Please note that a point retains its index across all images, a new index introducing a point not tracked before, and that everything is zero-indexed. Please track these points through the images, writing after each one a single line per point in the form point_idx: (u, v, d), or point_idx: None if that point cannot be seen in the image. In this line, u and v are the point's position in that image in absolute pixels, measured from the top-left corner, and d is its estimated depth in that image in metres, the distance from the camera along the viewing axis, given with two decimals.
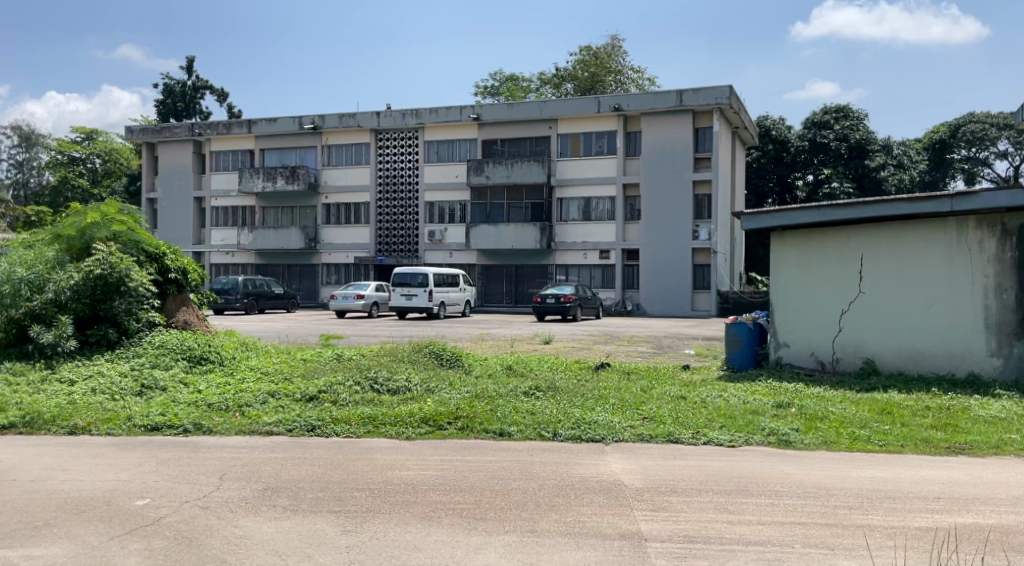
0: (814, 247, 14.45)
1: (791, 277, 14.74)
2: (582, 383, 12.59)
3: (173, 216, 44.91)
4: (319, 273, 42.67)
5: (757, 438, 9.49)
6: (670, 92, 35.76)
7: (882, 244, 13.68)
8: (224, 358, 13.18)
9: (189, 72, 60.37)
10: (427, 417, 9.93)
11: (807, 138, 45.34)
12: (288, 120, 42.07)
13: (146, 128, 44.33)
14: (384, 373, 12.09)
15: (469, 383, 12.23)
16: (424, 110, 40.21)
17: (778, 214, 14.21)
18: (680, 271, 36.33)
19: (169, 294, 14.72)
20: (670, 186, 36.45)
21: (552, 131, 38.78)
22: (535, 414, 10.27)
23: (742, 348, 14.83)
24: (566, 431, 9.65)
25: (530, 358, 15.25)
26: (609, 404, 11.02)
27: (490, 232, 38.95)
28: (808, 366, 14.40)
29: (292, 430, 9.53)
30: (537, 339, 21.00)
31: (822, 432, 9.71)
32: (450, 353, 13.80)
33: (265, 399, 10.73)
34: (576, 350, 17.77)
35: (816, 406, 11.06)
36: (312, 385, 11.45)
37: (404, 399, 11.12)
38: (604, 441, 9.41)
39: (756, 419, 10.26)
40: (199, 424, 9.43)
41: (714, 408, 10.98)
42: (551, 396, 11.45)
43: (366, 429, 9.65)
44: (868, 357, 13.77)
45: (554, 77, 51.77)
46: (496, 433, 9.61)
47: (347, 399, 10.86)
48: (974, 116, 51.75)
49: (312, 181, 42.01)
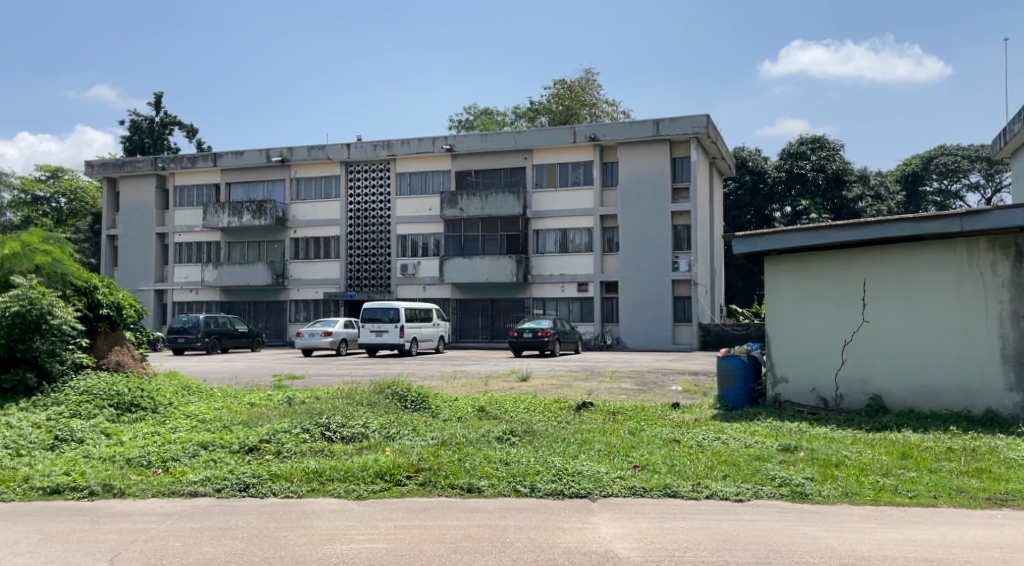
0: (812, 271, 13.11)
1: (788, 303, 13.37)
2: (564, 426, 11.18)
3: (135, 254, 43.18)
4: (287, 310, 41.08)
5: (767, 490, 8.15)
6: (647, 122, 34.83)
7: (886, 267, 12.41)
8: (159, 405, 11.74)
9: (155, 108, 59.05)
10: (382, 471, 8.49)
11: (784, 169, 44.59)
12: (254, 152, 40.82)
13: (107, 163, 42.77)
14: (337, 418, 10.65)
15: (436, 427, 10.80)
16: (397, 141, 38.91)
17: (774, 235, 12.93)
18: (661, 303, 35.16)
19: (100, 332, 13.21)
20: (648, 216, 35.40)
21: (527, 161, 37.59)
22: (510, 465, 8.84)
23: (737, 384, 13.46)
24: (545, 484, 8.26)
25: (504, 397, 13.84)
26: (594, 450, 9.65)
27: (464, 265, 37.64)
28: (809, 403, 13.04)
29: (224, 488, 8.12)
30: (513, 376, 19.64)
31: (843, 480, 8.38)
32: (415, 394, 12.37)
33: (194, 452, 9.30)
34: (554, 388, 16.39)
35: (827, 450, 9.73)
36: (253, 434, 10.00)
37: (359, 448, 9.67)
38: (590, 496, 8.05)
39: (762, 467, 8.91)
40: (109, 485, 8.09)
41: (714, 454, 9.62)
42: (528, 442, 10.05)
43: (309, 486, 8.19)
44: (875, 393, 12.43)
45: (528, 110, 51.06)
46: (463, 489, 8.19)
47: (293, 450, 9.42)
48: (945, 148, 51.34)
49: (280, 215, 40.58)
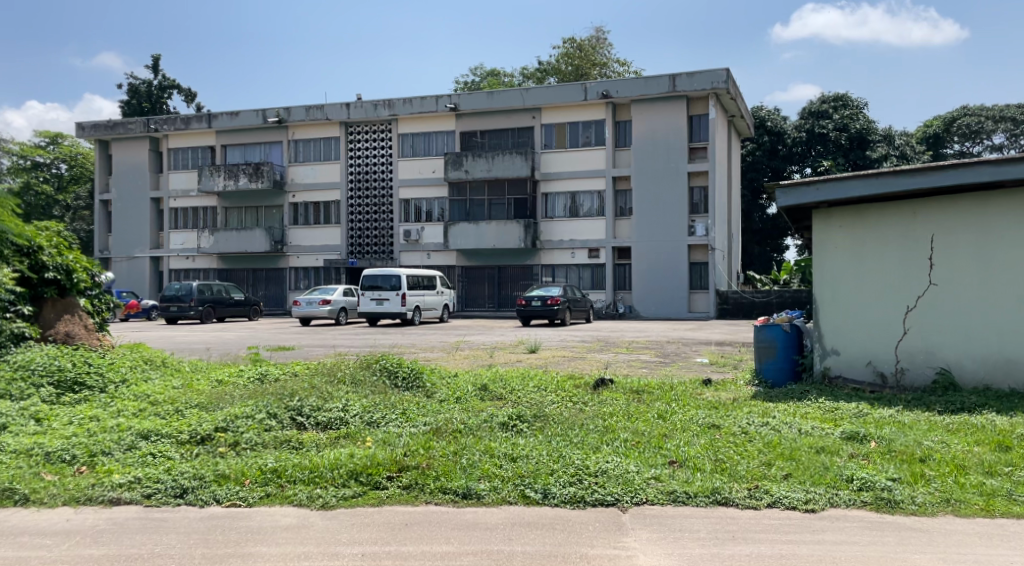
0: (868, 227, 11.27)
1: (838, 263, 11.57)
2: (580, 408, 9.45)
3: (129, 220, 41.40)
4: (286, 278, 39.50)
5: (843, 495, 6.48)
6: (662, 77, 32.76)
7: (960, 220, 10.59)
8: (107, 383, 10.04)
9: (153, 70, 56.90)
10: (357, 471, 6.74)
11: (805, 128, 42.46)
12: (250, 113, 38.92)
13: (98, 125, 40.81)
14: (311, 400, 8.95)
15: (430, 411, 9.05)
16: (398, 100, 37.02)
17: (824, 183, 11.11)
18: (677, 268, 33.32)
19: (47, 299, 11.52)
20: (663, 177, 33.46)
21: (535, 121, 35.64)
22: (517, 461, 7.10)
23: (778, 356, 11.69)
24: (562, 488, 6.56)
25: (511, 372, 12.09)
26: (621, 440, 7.92)
27: (470, 230, 35.77)
28: (864, 379, 11.28)
29: (155, 494, 6.41)
30: (521, 347, 17.93)
31: (939, 482, 6.67)
32: (407, 369, 10.67)
33: (131, 444, 7.55)
34: (565, 362, 14.70)
35: (907, 440, 7.97)
36: (207, 420, 8.27)
37: (334, 438, 7.97)
38: (618, 504, 6.37)
39: (832, 463, 7.16)
40: (11, 490, 6.40)
41: (766, 444, 7.89)
42: (541, 430, 8.32)
43: (263, 492, 6.46)
44: (944, 367, 10.65)
45: (537, 71, 48.89)
46: (457, 494, 6.49)
47: (253, 441, 7.70)
48: (968, 108, 49.01)
49: (277, 178, 38.75)
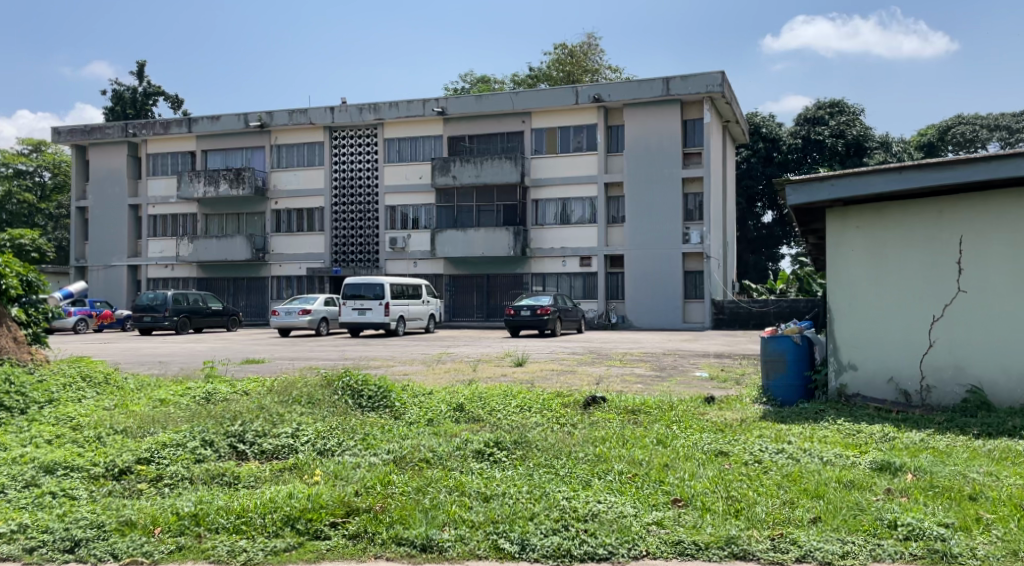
0: (890, 228, 10.11)
1: (855, 268, 10.38)
2: (566, 433, 8.22)
3: (107, 227, 40.03)
4: (268, 288, 38.20)
5: (885, 545, 5.32)
6: (654, 80, 31.72)
7: (992, 219, 9.46)
8: (30, 405, 8.79)
9: (137, 76, 55.60)
10: (295, 516, 5.52)
11: (800, 135, 41.48)
12: (232, 117, 37.66)
13: (74, 130, 39.46)
14: (257, 424, 7.72)
15: (395, 437, 7.82)
16: (384, 105, 35.67)
17: (842, 179, 9.88)
18: (671, 277, 32.16)
19: None
20: (657, 183, 32.34)
21: (525, 125, 34.50)
22: (491, 502, 5.87)
23: (788, 371, 10.54)
24: (543, 537, 5.36)
25: (493, 389, 10.85)
26: (615, 473, 6.70)
27: (457, 238, 34.65)
28: (885, 398, 10.11)
29: (40, 547, 5.26)
30: (507, 360, 16.72)
31: (1000, 528, 5.47)
32: (374, 387, 9.42)
33: (31, 480, 6.34)
34: (554, 376, 13.50)
35: (950, 472, 6.76)
36: (128, 449, 7.04)
37: (277, 471, 6.75)
38: (613, 560, 5.19)
39: (866, 502, 5.97)
40: None
41: (785, 477, 6.70)
42: (521, 461, 7.09)
43: (173, 544, 5.28)
44: (975, 385, 9.49)
45: (528, 77, 47.81)
46: (415, 546, 5.28)
47: (177, 475, 6.49)
48: (962, 117, 48.09)
49: (259, 185, 37.49)
